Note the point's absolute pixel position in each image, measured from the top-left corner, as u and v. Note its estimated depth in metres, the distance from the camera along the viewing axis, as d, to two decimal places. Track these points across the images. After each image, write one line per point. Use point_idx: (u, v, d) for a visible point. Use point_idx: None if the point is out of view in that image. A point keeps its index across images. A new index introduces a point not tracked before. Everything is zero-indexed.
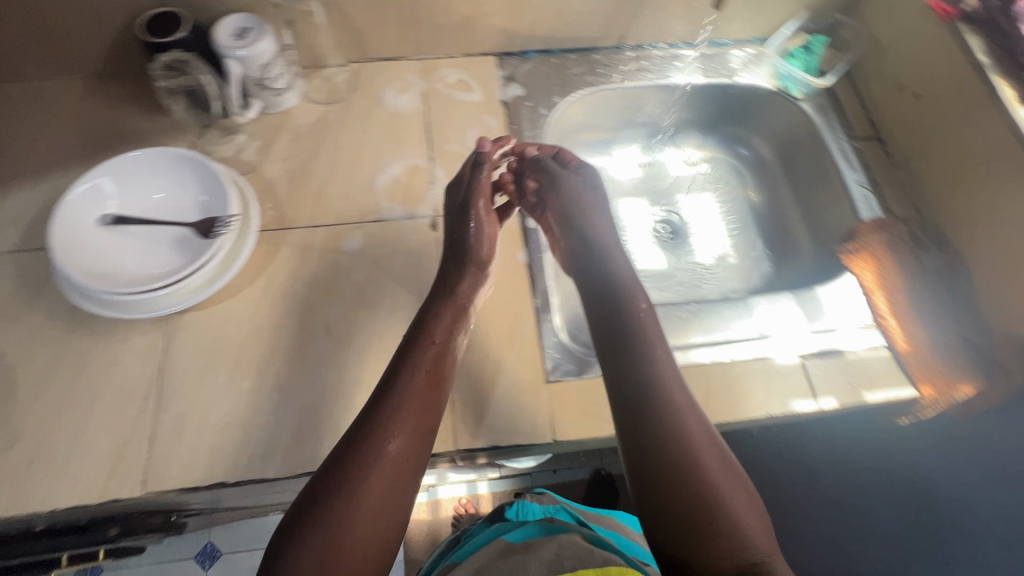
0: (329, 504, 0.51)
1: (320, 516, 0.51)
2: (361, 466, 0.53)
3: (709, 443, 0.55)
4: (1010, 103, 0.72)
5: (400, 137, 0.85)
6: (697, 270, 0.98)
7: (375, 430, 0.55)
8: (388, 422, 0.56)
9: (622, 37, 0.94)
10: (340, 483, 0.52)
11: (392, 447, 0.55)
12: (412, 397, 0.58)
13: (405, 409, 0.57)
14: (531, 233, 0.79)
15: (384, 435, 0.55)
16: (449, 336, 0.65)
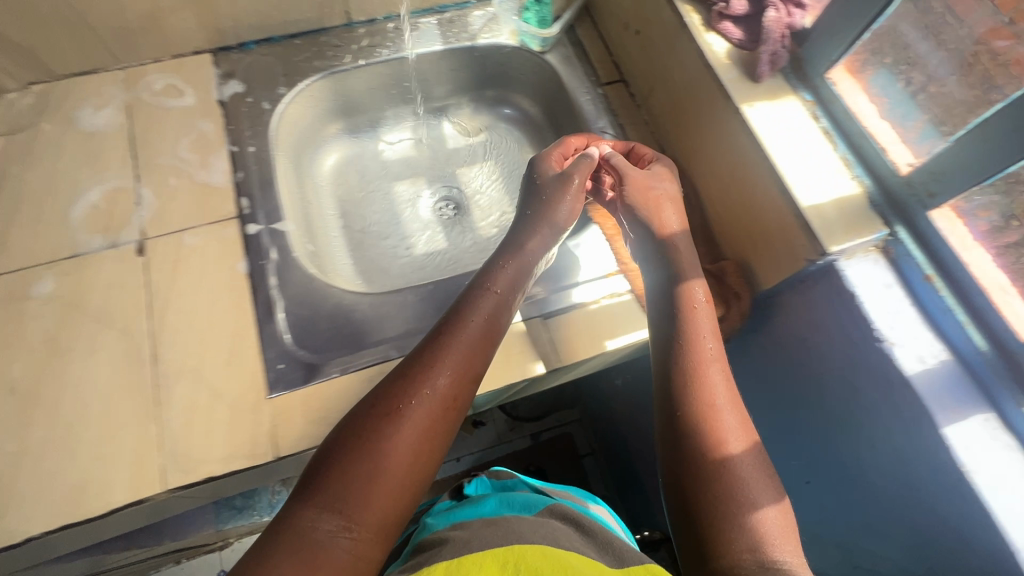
0: (400, 429, 0.49)
1: (381, 442, 0.48)
2: (413, 393, 0.51)
3: (733, 409, 0.55)
4: (697, 31, 0.71)
5: (99, 158, 0.77)
6: (481, 241, 0.95)
7: (426, 363, 0.54)
8: (433, 360, 0.54)
9: (346, 12, 0.88)
10: (405, 411, 0.50)
11: (440, 378, 0.53)
12: (472, 334, 0.57)
13: (447, 351, 0.55)
14: (252, 241, 0.73)
15: (430, 374, 0.53)
16: (510, 287, 0.64)
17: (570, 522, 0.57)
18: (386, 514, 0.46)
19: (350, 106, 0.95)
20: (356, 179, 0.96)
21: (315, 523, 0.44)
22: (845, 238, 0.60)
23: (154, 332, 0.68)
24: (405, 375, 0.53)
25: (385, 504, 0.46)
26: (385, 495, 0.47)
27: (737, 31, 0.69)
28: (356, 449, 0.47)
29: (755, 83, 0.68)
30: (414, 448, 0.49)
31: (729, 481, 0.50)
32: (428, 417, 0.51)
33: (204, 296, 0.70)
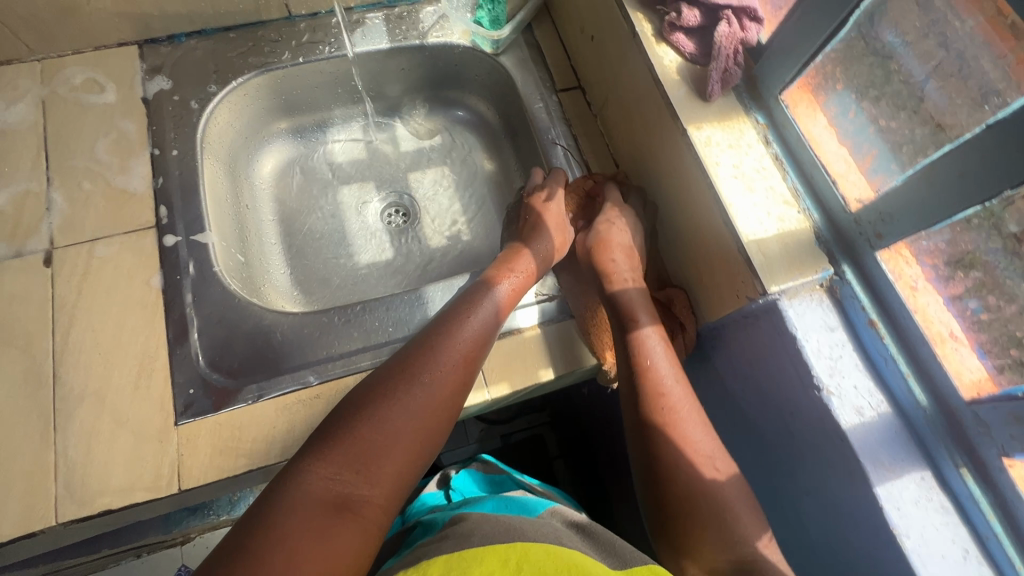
0: (411, 398, 0.50)
1: (395, 407, 0.49)
2: (424, 365, 0.53)
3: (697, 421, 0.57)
4: (649, 41, 0.66)
5: (7, 157, 0.71)
6: (430, 254, 0.91)
7: (443, 336, 0.56)
8: (447, 336, 0.56)
9: (285, 5, 0.82)
10: (415, 381, 0.51)
11: (452, 353, 0.55)
12: (480, 317, 0.60)
13: (462, 327, 0.58)
14: (170, 253, 0.69)
15: (441, 353, 0.54)
16: (525, 279, 0.67)
17: (574, 527, 0.58)
18: (401, 469, 0.47)
19: (293, 107, 0.90)
20: (300, 183, 0.91)
21: (326, 479, 0.44)
22: (786, 277, 0.56)
23: (56, 351, 0.63)
24: (414, 349, 0.55)
25: (398, 462, 0.47)
26: (400, 455, 0.48)
27: (689, 43, 0.64)
28: (371, 413, 0.48)
29: (704, 102, 0.63)
30: (426, 413, 0.50)
31: (703, 466, 0.54)
32: (439, 389, 0.52)
33: (113, 312, 0.66)
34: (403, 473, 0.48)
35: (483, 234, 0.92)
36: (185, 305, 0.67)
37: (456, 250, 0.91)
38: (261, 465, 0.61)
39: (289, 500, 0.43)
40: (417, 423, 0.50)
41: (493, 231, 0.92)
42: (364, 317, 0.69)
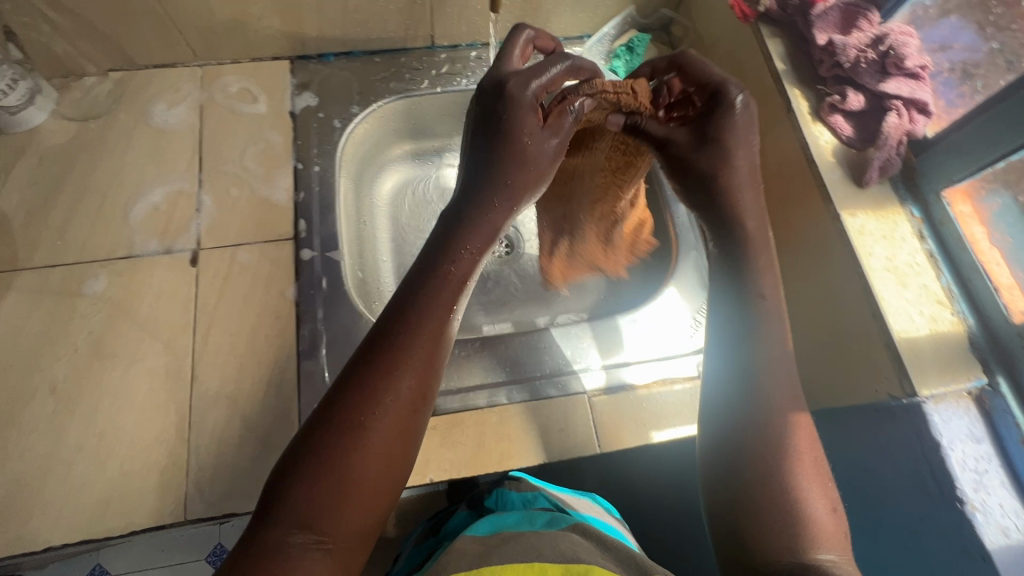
0: (373, 426, 0.39)
1: (359, 441, 0.38)
2: (384, 371, 0.40)
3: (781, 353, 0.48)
4: (805, 118, 0.66)
5: (165, 157, 0.75)
6: (532, 288, 0.92)
7: (406, 328, 0.42)
8: (404, 333, 0.42)
9: (431, 36, 0.85)
10: (375, 400, 0.40)
11: (420, 347, 0.42)
12: (456, 282, 0.45)
13: (426, 318, 0.43)
14: (306, 267, 0.72)
15: (407, 352, 0.41)
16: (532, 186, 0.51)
17: (593, 539, 0.50)
18: (376, 498, 0.39)
19: (417, 128, 0.90)
20: (415, 201, 0.91)
21: (287, 541, 0.36)
22: (937, 382, 0.55)
23: (195, 350, 0.66)
24: (368, 355, 0.41)
25: (371, 496, 0.38)
26: (372, 485, 0.38)
27: (849, 127, 0.64)
28: (327, 451, 0.38)
29: (859, 188, 0.62)
30: (395, 433, 0.40)
31: (786, 471, 0.44)
32: (405, 395, 0.40)
33: (248, 318, 0.68)
34: (382, 499, 0.39)
35: None
36: (315, 320, 0.69)
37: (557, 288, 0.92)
38: None
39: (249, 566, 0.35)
40: (389, 445, 0.39)
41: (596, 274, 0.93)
42: (484, 352, 0.71)
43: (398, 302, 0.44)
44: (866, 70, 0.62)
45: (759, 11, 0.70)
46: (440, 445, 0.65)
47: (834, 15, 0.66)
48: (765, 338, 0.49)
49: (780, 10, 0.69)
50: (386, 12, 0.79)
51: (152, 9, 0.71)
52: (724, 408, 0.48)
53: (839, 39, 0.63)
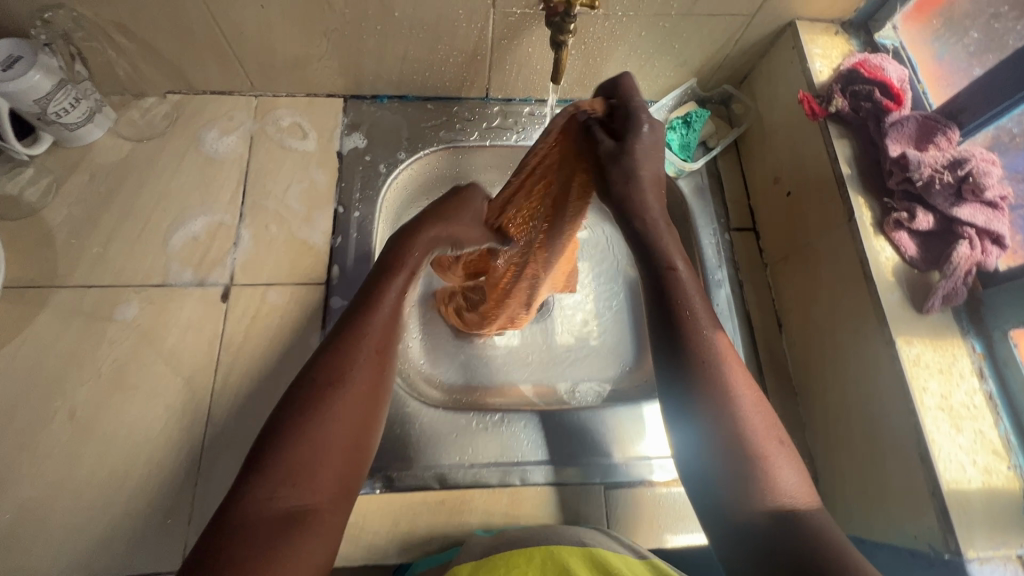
0: (344, 401, 0.43)
1: (327, 408, 0.42)
2: (347, 356, 0.45)
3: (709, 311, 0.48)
4: (866, 230, 0.63)
5: (211, 186, 0.76)
6: (555, 353, 0.89)
7: (361, 315, 0.48)
8: (363, 315, 0.48)
9: (486, 89, 0.83)
10: (337, 381, 0.44)
11: (375, 332, 0.48)
12: (405, 275, 0.52)
13: (386, 299, 0.50)
14: (334, 315, 0.71)
15: (365, 337, 0.46)
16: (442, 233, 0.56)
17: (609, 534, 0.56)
18: (349, 469, 0.42)
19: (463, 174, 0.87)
20: None
21: (268, 503, 0.38)
22: (986, 545, 0.51)
23: (213, 390, 0.66)
24: (328, 346, 0.46)
25: (342, 462, 0.42)
26: (344, 455, 0.42)
27: (913, 247, 0.61)
28: (299, 427, 0.41)
29: (919, 313, 0.59)
30: (361, 411, 0.44)
31: (745, 448, 0.43)
32: (369, 376, 0.46)
33: (269, 362, 0.68)
34: (351, 474, 0.43)
35: (611, 345, 0.90)
36: None
37: (581, 354, 0.89)
38: (378, 559, 0.62)
39: (230, 545, 0.36)
40: (356, 418, 0.44)
41: (623, 346, 0.90)
42: (501, 429, 0.68)
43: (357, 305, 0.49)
44: (939, 191, 0.58)
45: (829, 110, 0.66)
46: (449, 521, 0.64)
47: (911, 126, 0.62)
48: (719, 382, 0.45)
49: (852, 112, 0.66)
50: (445, 64, 0.78)
51: (215, 43, 0.72)
52: (694, 452, 0.45)
53: (914, 154, 0.60)
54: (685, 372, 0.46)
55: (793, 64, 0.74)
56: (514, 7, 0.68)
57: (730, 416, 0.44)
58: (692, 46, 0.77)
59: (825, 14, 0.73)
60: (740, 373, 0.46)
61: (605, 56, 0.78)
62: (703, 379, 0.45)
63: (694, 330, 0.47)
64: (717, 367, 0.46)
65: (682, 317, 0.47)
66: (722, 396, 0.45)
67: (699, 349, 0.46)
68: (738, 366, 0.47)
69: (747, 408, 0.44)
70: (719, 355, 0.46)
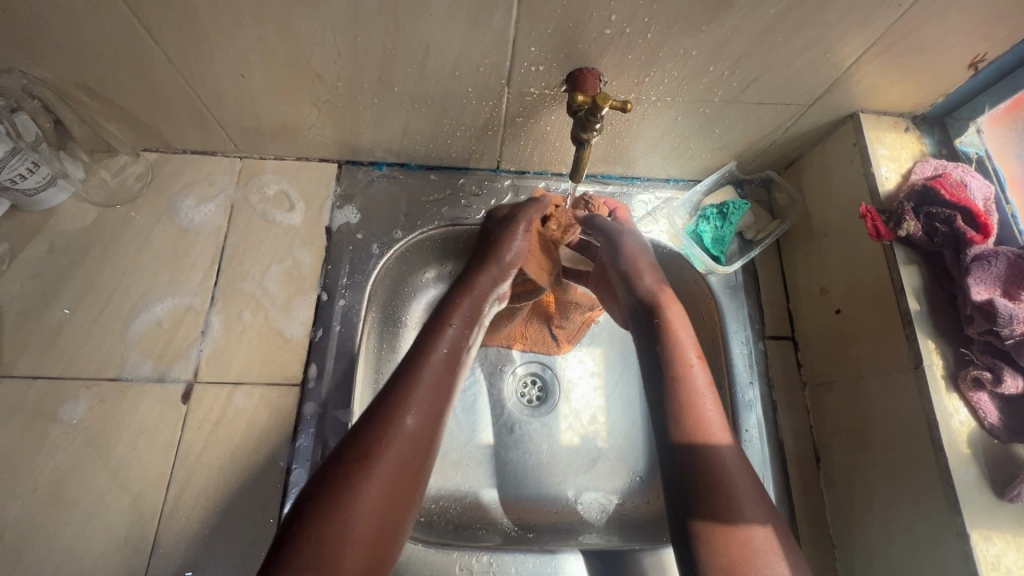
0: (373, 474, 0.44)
1: (357, 486, 0.43)
2: (394, 419, 0.47)
3: (733, 455, 0.50)
4: (936, 384, 0.53)
5: (183, 262, 0.68)
6: (559, 453, 0.78)
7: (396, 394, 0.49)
8: (401, 395, 0.49)
9: (497, 161, 0.74)
10: (381, 444, 0.46)
11: (422, 395, 0.50)
12: (452, 338, 0.55)
13: (419, 383, 0.50)
14: (306, 424, 0.63)
15: (411, 401, 0.49)
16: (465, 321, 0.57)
17: None
18: (376, 541, 0.43)
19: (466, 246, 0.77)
20: None
21: None
22: None
23: (164, 511, 0.58)
24: (380, 401, 0.49)
25: (370, 534, 0.43)
26: (372, 527, 0.43)
27: (995, 412, 0.51)
28: (342, 484, 0.43)
29: (997, 498, 0.49)
30: (395, 479, 0.45)
31: (747, 554, 0.44)
32: (409, 443, 0.47)
33: (229, 478, 0.60)
34: (379, 546, 0.43)
35: (623, 447, 0.79)
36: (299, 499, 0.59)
37: (589, 456, 0.78)
38: None
39: None
40: (386, 493, 0.45)
41: (637, 451, 0.79)
42: (490, 575, 0.62)
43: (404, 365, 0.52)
44: None
45: (897, 233, 0.56)
46: None
47: (1000, 265, 0.52)
48: (734, 504, 0.47)
49: (926, 236, 0.56)
50: (452, 137, 0.69)
51: (194, 108, 0.64)
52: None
53: (1004, 304, 0.49)
54: (693, 474, 0.49)
55: (852, 163, 0.64)
56: (532, 87, 0.59)
57: (731, 528, 0.46)
58: (735, 132, 0.67)
59: (894, 107, 0.63)
60: (749, 490, 0.48)
61: (634, 137, 0.68)
62: (707, 481, 0.48)
63: (705, 438, 0.51)
64: (725, 481, 0.48)
65: (688, 418, 0.52)
66: (725, 489, 0.48)
67: (705, 454, 0.50)
68: (753, 488, 0.49)
69: (761, 532, 0.46)
70: (732, 464, 0.49)
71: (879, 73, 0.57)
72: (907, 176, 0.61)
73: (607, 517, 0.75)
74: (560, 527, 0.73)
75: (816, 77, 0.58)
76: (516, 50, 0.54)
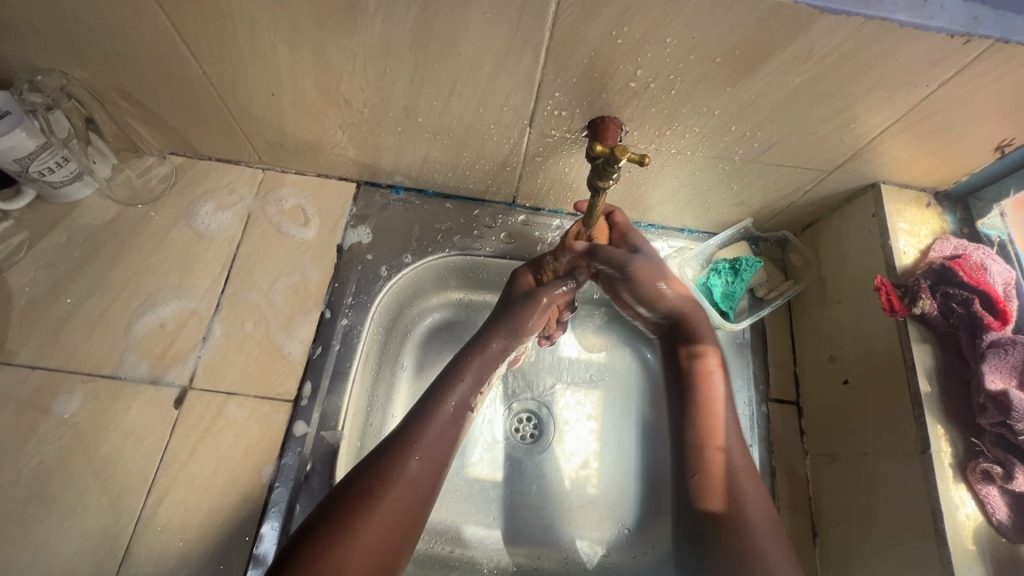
0: (381, 503, 0.50)
1: (359, 520, 0.48)
2: (386, 471, 0.52)
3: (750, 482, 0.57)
4: (944, 472, 0.51)
5: (195, 265, 0.69)
6: (548, 496, 0.76)
7: (399, 449, 0.54)
8: (402, 443, 0.54)
9: (513, 195, 0.75)
10: (389, 480, 0.52)
11: (400, 490, 0.52)
12: (466, 389, 0.62)
13: (420, 440, 0.55)
14: (294, 442, 0.62)
15: (416, 447, 0.55)
16: (467, 402, 0.61)
17: None
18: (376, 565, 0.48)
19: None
20: (435, 354, 0.77)
21: None
22: None
23: (141, 519, 0.57)
24: (367, 472, 0.52)
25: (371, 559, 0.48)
26: (375, 547, 0.48)
27: (1004, 509, 0.48)
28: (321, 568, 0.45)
29: None
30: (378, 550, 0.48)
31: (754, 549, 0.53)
32: (393, 516, 0.50)
33: (212, 489, 0.59)
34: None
35: (614, 497, 0.77)
36: (277, 519, 0.58)
37: (576, 504, 0.76)
38: None
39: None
40: (382, 541, 0.49)
41: (627, 503, 0.77)
42: None
43: (417, 418, 0.57)
44: None
45: (912, 310, 0.55)
46: None
47: (1017, 354, 0.50)
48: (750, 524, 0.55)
49: (941, 316, 0.54)
50: (472, 168, 0.70)
51: (223, 119, 0.65)
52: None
53: (1019, 397, 0.48)
54: (716, 531, 0.56)
55: (870, 232, 0.63)
56: (553, 129, 0.60)
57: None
58: (754, 189, 0.67)
59: (917, 181, 0.62)
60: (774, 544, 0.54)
61: (653, 185, 0.68)
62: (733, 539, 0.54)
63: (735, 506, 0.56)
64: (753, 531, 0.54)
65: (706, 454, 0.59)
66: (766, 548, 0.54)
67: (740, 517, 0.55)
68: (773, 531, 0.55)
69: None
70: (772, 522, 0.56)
71: (903, 147, 0.57)
72: (925, 252, 0.59)
73: (589, 567, 0.73)
74: (538, 573, 0.71)
75: (838, 146, 0.58)
76: (540, 93, 0.54)
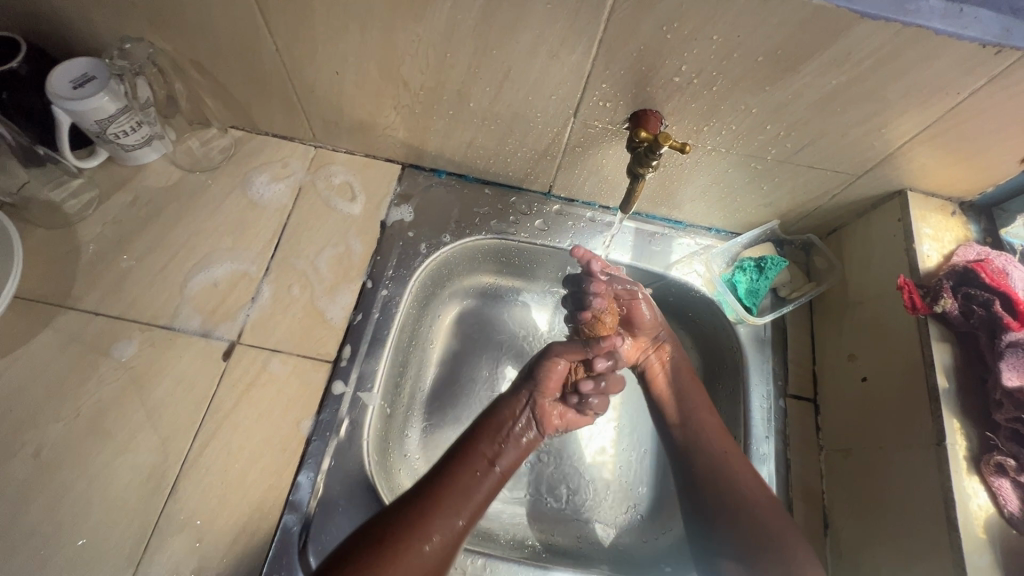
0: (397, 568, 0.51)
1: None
2: (412, 536, 0.53)
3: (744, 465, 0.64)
4: (957, 464, 0.52)
5: (248, 230, 0.74)
6: (564, 476, 0.79)
7: (426, 511, 0.55)
8: (441, 502, 0.57)
9: (549, 185, 0.78)
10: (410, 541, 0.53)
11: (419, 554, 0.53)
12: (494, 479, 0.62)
13: (446, 501, 0.57)
14: (331, 400, 0.65)
15: (447, 507, 0.56)
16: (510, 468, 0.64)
17: None
18: None
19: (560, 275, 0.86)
20: (467, 340, 0.83)
21: None
22: None
23: (187, 459, 0.61)
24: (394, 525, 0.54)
25: None
26: None
27: (1016, 501, 0.50)
28: None
29: None
30: None
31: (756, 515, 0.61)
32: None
33: (253, 438, 0.62)
34: None
35: (629, 483, 0.79)
36: (313, 470, 0.62)
37: (592, 485, 0.78)
38: None
39: None
40: None
41: (641, 490, 0.78)
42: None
43: (446, 472, 0.60)
44: None
45: (933, 308, 0.57)
46: None
47: None
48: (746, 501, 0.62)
49: (962, 316, 0.56)
50: (514, 156, 0.73)
51: (287, 95, 0.70)
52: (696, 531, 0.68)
53: None
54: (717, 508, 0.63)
55: (895, 237, 0.65)
56: (596, 121, 0.63)
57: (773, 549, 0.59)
58: (784, 190, 0.70)
59: (942, 190, 0.65)
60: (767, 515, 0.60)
61: (687, 182, 0.72)
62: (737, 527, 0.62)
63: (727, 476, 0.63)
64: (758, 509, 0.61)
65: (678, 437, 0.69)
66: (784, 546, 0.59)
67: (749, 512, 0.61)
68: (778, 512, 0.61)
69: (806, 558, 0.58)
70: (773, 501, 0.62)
71: (931, 155, 0.60)
72: (948, 257, 0.62)
73: (603, 546, 0.74)
74: (554, 547, 0.73)
75: (868, 150, 0.60)
76: (588, 84, 0.58)
